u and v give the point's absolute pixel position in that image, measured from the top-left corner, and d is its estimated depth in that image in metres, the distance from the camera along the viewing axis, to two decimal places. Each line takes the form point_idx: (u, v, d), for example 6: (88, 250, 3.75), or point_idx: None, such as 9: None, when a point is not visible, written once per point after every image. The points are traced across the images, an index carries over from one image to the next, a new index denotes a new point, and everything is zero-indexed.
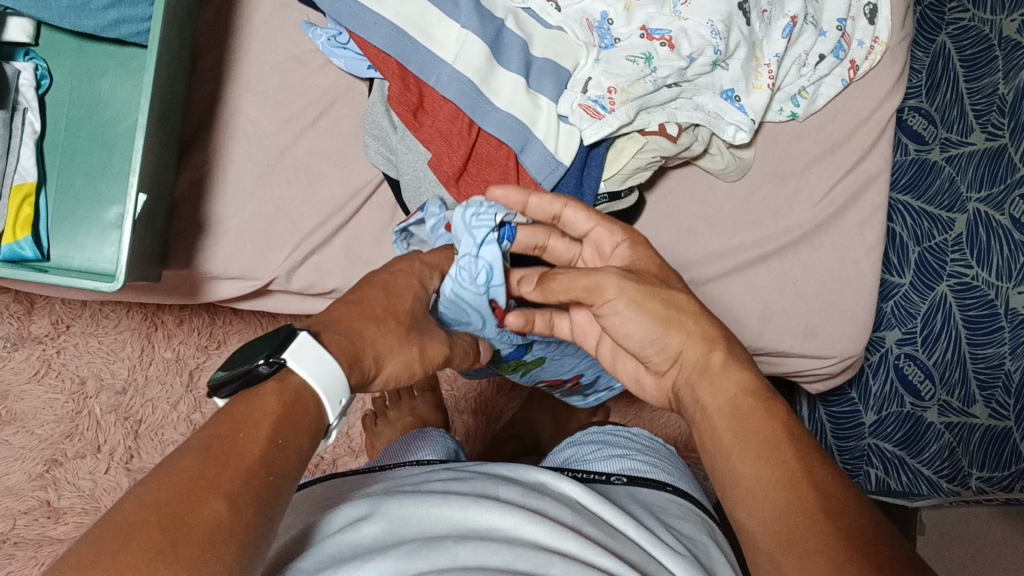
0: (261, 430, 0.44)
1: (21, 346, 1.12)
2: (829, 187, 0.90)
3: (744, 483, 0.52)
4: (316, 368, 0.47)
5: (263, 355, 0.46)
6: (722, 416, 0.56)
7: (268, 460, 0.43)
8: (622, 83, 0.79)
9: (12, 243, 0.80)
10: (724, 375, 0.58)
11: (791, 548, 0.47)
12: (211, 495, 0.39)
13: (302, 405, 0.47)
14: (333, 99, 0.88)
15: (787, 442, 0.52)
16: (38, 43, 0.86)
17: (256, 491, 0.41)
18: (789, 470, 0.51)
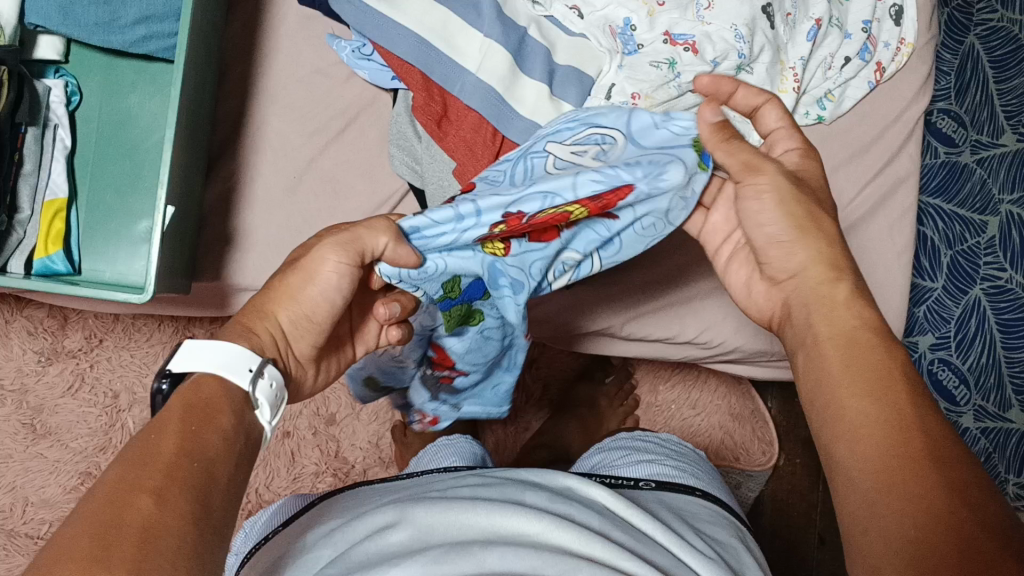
0: (172, 430, 0.45)
1: (55, 360, 1.14)
2: (858, 189, 0.89)
3: (849, 423, 0.52)
4: (211, 354, 0.50)
5: (158, 378, 0.49)
6: (828, 339, 0.57)
7: (188, 451, 0.44)
8: (645, 89, 0.79)
9: (44, 257, 0.81)
10: (845, 308, 0.58)
11: (890, 495, 0.47)
12: (138, 495, 0.40)
13: (212, 395, 0.48)
14: (358, 111, 0.88)
15: (889, 379, 0.52)
16: (69, 61, 0.88)
17: (180, 479, 0.42)
18: (901, 418, 0.50)
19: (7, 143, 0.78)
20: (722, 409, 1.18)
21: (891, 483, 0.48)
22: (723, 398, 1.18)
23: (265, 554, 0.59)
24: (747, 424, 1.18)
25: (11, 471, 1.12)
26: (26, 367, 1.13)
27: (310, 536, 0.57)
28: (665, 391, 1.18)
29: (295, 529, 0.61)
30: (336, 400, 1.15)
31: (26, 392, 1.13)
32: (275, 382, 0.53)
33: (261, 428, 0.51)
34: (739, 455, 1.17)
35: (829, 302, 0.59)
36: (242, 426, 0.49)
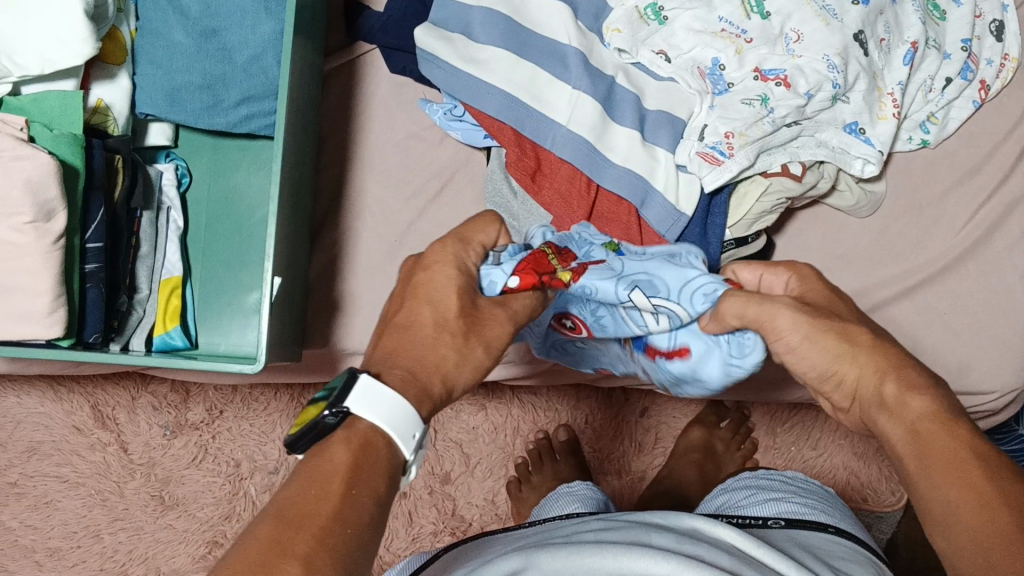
0: (334, 485, 0.42)
1: (180, 433, 1.17)
2: (971, 212, 0.86)
3: (937, 507, 0.48)
4: (382, 409, 0.46)
5: (329, 407, 0.45)
6: (908, 445, 0.51)
7: (346, 513, 0.42)
8: (739, 127, 0.78)
9: (163, 333, 0.85)
10: (901, 401, 0.52)
11: None
12: (286, 561, 0.38)
13: (378, 449, 0.45)
14: (454, 171, 0.90)
15: (984, 476, 0.47)
16: (178, 145, 0.92)
17: (332, 547, 0.40)
18: (985, 496, 0.46)
19: (124, 230, 0.82)
20: (845, 449, 1.14)
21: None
22: (845, 438, 1.14)
23: None
24: (874, 465, 1.14)
25: (143, 542, 1.16)
26: (152, 441, 1.17)
27: None
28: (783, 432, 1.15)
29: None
30: (450, 458, 1.15)
31: (153, 465, 1.17)
32: (424, 448, 0.49)
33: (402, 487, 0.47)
34: (867, 495, 1.14)
35: (899, 407, 0.52)
36: (396, 481, 0.46)
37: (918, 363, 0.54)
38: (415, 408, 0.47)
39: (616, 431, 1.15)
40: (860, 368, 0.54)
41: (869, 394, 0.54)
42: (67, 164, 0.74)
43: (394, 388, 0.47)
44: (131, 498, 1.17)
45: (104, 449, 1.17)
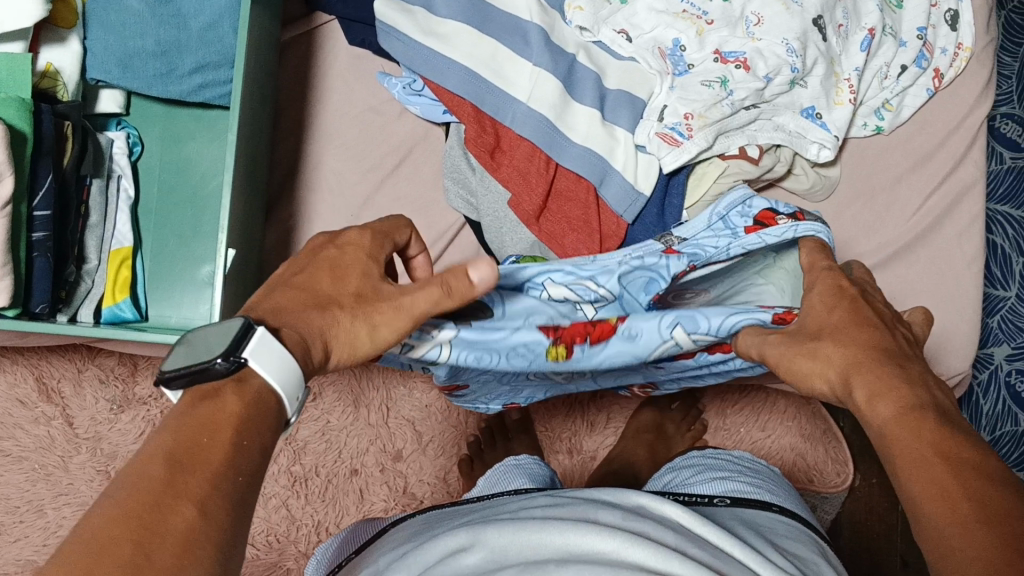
0: (225, 433, 0.40)
1: (127, 407, 1.15)
2: (922, 199, 0.87)
3: (910, 507, 0.46)
4: (276, 367, 0.44)
5: (223, 353, 0.42)
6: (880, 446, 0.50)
7: (237, 463, 0.40)
8: (698, 108, 0.78)
9: (112, 304, 0.83)
10: (875, 400, 0.50)
11: None
12: (182, 503, 0.36)
13: (266, 405, 0.43)
14: (412, 146, 0.89)
15: (942, 470, 0.45)
16: (130, 113, 0.90)
17: (224, 494, 0.38)
18: (948, 493, 0.44)
19: (74, 197, 0.80)
20: (793, 431, 1.16)
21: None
22: (793, 419, 1.15)
23: None
24: (819, 445, 1.15)
25: None
26: (98, 415, 1.15)
27: (376, 568, 0.58)
28: (733, 414, 1.16)
29: (368, 556, 0.62)
30: (402, 436, 1.15)
31: (99, 440, 1.15)
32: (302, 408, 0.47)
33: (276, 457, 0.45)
34: (813, 476, 1.14)
35: (869, 411, 0.51)
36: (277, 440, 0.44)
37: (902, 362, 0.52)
38: (301, 366, 0.46)
39: (568, 410, 1.16)
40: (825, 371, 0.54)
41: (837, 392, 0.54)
42: (14, 128, 0.72)
43: (289, 348, 0.45)
44: (76, 473, 1.15)
45: (48, 423, 1.15)
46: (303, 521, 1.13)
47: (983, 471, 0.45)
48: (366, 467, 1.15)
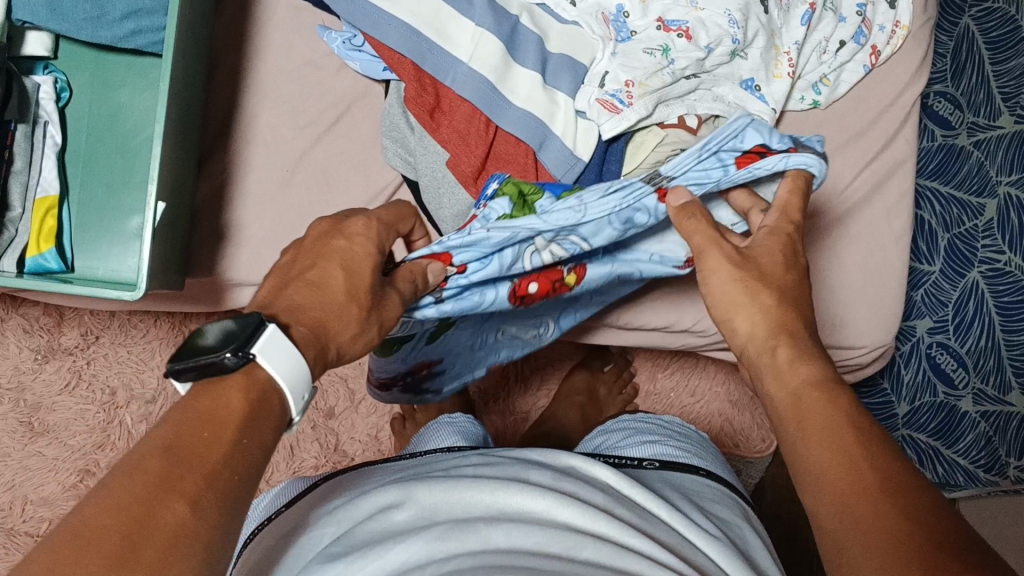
0: (228, 430, 0.43)
1: (52, 358, 1.13)
2: (854, 174, 0.88)
3: (808, 471, 0.50)
4: (286, 366, 0.46)
5: (233, 349, 0.44)
6: (790, 412, 0.52)
7: (235, 460, 0.42)
8: (639, 76, 0.78)
9: (36, 255, 0.81)
10: (791, 367, 0.54)
11: (859, 540, 0.45)
12: (175, 498, 0.39)
13: (272, 402, 0.46)
14: (350, 103, 0.88)
15: (852, 440, 0.49)
16: (58, 57, 0.87)
17: (219, 492, 0.41)
18: (852, 461, 0.48)
19: None
20: (721, 396, 1.18)
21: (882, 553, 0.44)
22: (721, 385, 1.17)
23: (262, 542, 0.61)
24: (746, 411, 1.17)
25: (9, 470, 1.12)
26: (22, 365, 1.13)
27: (303, 523, 0.58)
28: (663, 378, 1.18)
29: (294, 512, 0.62)
30: (334, 393, 1.15)
31: (23, 390, 1.13)
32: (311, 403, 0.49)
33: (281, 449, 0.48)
34: (738, 441, 1.17)
35: (787, 371, 0.54)
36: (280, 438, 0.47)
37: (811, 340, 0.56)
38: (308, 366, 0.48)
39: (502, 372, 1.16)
40: (754, 319, 0.56)
41: (760, 349, 0.56)
42: None
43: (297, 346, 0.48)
44: None
45: None
46: None
47: (887, 449, 0.48)
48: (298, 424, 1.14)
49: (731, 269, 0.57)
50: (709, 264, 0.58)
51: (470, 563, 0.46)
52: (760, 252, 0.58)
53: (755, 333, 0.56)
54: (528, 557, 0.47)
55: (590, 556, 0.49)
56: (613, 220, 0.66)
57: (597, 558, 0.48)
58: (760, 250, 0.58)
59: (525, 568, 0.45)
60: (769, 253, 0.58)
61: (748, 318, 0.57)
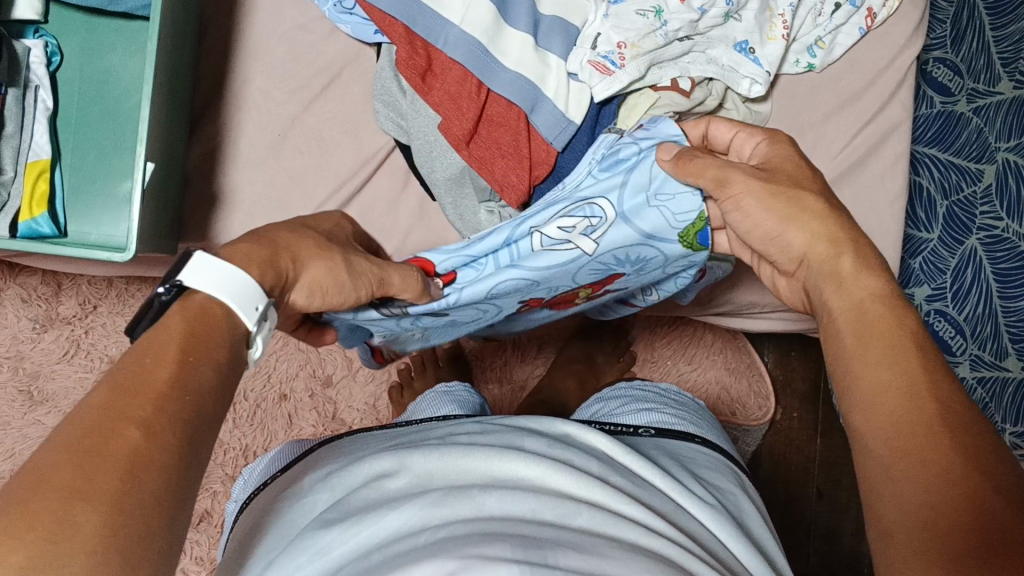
0: (167, 354, 0.42)
1: (50, 327, 1.14)
2: (849, 136, 0.88)
3: (862, 389, 0.50)
4: (218, 281, 0.47)
5: (160, 283, 0.46)
6: (849, 321, 0.54)
7: (182, 382, 0.41)
8: (632, 38, 0.79)
9: (29, 219, 0.81)
10: (854, 279, 0.56)
11: (910, 465, 0.46)
12: (125, 426, 0.38)
13: (214, 317, 0.46)
14: (342, 67, 0.87)
15: (916, 360, 0.49)
16: (48, 21, 0.86)
17: (170, 413, 0.40)
18: (912, 382, 0.48)
19: None
20: (718, 364, 1.18)
21: (925, 480, 0.45)
22: (719, 353, 1.18)
23: (257, 506, 0.61)
24: (744, 379, 1.17)
25: (9, 438, 1.11)
26: (21, 334, 1.14)
27: (296, 488, 0.58)
28: (659, 347, 1.18)
29: (283, 480, 0.62)
30: (332, 361, 1.15)
31: (21, 359, 1.13)
32: (274, 323, 0.50)
33: (249, 362, 0.48)
34: (735, 409, 1.17)
35: (851, 281, 0.56)
36: (239, 355, 0.47)
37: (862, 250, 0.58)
38: (258, 281, 0.49)
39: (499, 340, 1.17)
40: (813, 233, 0.59)
41: (822, 263, 0.58)
42: None
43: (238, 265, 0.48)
44: None
45: None
46: (229, 445, 1.12)
47: (946, 374, 0.49)
48: (295, 392, 1.15)
49: (762, 184, 0.61)
50: (737, 188, 0.62)
51: (464, 529, 0.45)
52: (784, 167, 0.63)
53: (818, 249, 0.59)
54: (526, 523, 0.47)
55: (584, 523, 0.49)
56: (594, 167, 0.73)
57: (590, 525, 0.48)
58: (776, 165, 0.64)
59: (518, 534, 0.45)
60: (789, 169, 0.63)
61: (801, 234, 0.60)
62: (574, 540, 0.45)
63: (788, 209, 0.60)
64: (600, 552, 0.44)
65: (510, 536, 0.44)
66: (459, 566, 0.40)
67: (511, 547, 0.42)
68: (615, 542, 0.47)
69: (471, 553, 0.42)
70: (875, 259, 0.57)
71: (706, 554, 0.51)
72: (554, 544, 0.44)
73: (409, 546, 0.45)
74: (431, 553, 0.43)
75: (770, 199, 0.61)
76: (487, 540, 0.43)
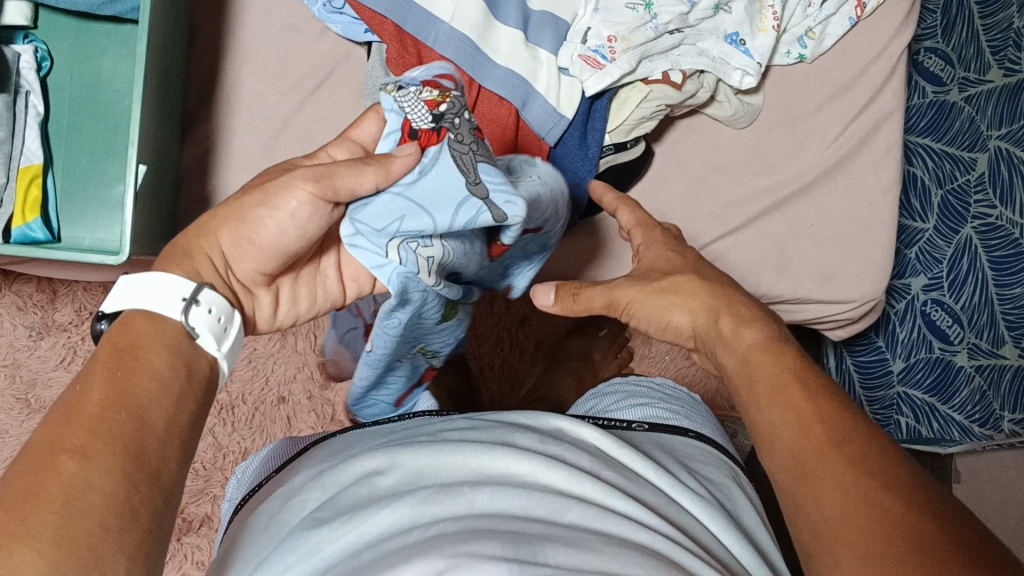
0: (97, 379, 0.44)
1: (46, 334, 1.13)
2: (840, 128, 0.89)
3: (766, 432, 0.50)
4: (141, 295, 0.50)
5: (99, 319, 0.50)
6: (739, 376, 0.54)
7: (112, 402, 0.43)
8: (622, 31, 0.79)
9: (23, 225, 0.81)
10: (743, 334, 0.56)
11: (808, 480, 0.45)
12: (61, 456, 0.39)
13: (139, 336, 0.48)
14: (333, 66, 0.87)
15: (802, 397, 0.49)
16: (38, 26, 0.86)
17: (106, 434, 0.41)
18: (807, 414, 0.48)
19: None
20: None
21: (827, 492, 0.44)
22: None
23: (255, 504, 0.61)
24: None
25: (7, 447, 1.11)
26: (17, 342, 1.13)
27: (291, 486, 0.58)
28: (658, 342, 1.17)
29: (279, 479, 0.62)
30: None
31: (18, 367, 1.13)
32: (220, 302, 0.53)
33: (209, 359, 0.51)
34: (735, 404, 1.18)
35: (733, 338, 0.57)
36: (182, 357, 0.49)
37: (750, 306, 0.59)
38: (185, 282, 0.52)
39: (499, 338, 1.15)
40: (691, 310, 0.61)
41: (708, 331, 0.60)
42: None
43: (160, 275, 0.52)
44: None
45: None
46: (228, 449, 1.12)
47: (833, 398, 0.49)
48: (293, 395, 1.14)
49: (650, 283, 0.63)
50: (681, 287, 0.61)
51: (453, 527, 0.45)
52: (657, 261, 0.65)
53: (699, 320, 0.60)
54: (519, 521, 0.47)
55: (575, 518, 0.48)
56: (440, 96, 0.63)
57: (581, 520, 0.48)
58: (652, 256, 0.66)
59: (508, 531, 0.45)
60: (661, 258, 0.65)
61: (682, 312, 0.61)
62: (567, 536, 0.45)
63: (675, 285, 0.62)
64: (593, 547, 0.44)
65: (500, 533, 0.44)
66: (450, 564, 0.40)
67: (502, 544, 0.42)
68: (606, 538, 0.46)
69: (460, 551, 0.41)
70: (759, 317, 0.58)
71: (704, 551, 0.51)
72: (545, 541, 0.44)
73: (399, 545, 0.45)
74: (421, 553, 0.43)
75: (670, 289, 0.62)
76: (478, 538, 0.43)
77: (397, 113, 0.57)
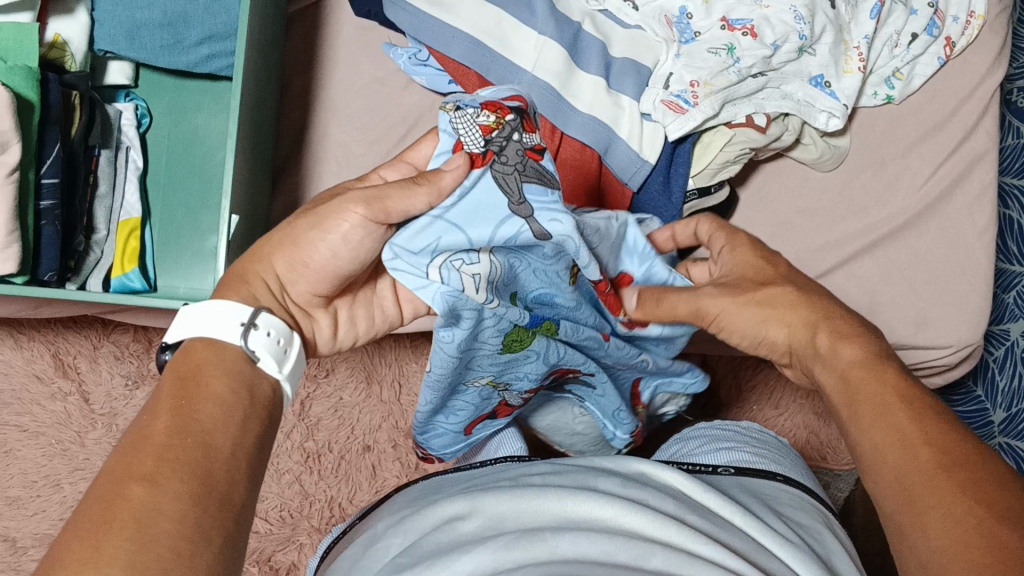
0: (164, 409, 0.45)
1: (144, 382, 1.15)
2: (932, 169, 0.87)
3: (871, 455, 0.49)
4: (194, 327, 0.52)
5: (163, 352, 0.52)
6: (840, 395, 0.53)
7: (178, 430, 0.44)
8: (704, 76, 0.79)
9: (121, 274, 0.84)
10: (841, 346, 0.54)
11: (918, 513, 0.44)
12: (129, 483, 0.40)
13: (202, 365, 0.49)
14: (418, 118, 0.89)
15: (907, 419, 0.48)
16: (138, 85, 0.90)
17: (175, 460, 0.42)
18: (914, 438, 0.47)
19: (80, 168, 0.81)
20: (806, 409, 1.15)
21: (933, 519, 0.43)
22: (805, 397, 1.15)
23: (342, 550, 0.61)
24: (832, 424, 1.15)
25: None
26: (115, 391, 1.15)
27: (376, 531, 0.58)
28: (745, 390, 1.15)
29: (364, 524, 0.63)
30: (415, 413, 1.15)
31: (115, 415, 1.14)
32: (272, 319, 0.54)
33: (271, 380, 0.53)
34: (825, 455, 1.14)
35: (832, 356, 0.55)
36: (249, 383, 0.50)
37: (850, 317, 0.57)
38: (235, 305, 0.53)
39: None
40: (789, 325, 0.59)
41: (805, 348, 0.58)
42: (22, 97, 0.74)
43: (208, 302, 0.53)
44: (92, 449, 1.14)
45: (65, 399, 1.15)
46: (315, 497, 1.13)
47: (938, 419, 0.48)
48: (379, 444, 1.15)
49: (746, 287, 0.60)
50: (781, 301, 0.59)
51: None
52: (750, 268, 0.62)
53: (798, 337, 0.58)
54: (601, 567, 0.46)
55: (660, 564, 0.47)
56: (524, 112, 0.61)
57: (667, 566, 0.47)
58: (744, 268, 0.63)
59: None
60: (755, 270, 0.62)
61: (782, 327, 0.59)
62: None
63: (787, 298, 0.59)
64: None
65: None
66: None
67: None
68: None
69: None
70: (855, 329, 0.56)
71: None
72: None
73: None
74: None
75: (772, 303, 0.59)
76: None
77: (449, 133, 0.56)
